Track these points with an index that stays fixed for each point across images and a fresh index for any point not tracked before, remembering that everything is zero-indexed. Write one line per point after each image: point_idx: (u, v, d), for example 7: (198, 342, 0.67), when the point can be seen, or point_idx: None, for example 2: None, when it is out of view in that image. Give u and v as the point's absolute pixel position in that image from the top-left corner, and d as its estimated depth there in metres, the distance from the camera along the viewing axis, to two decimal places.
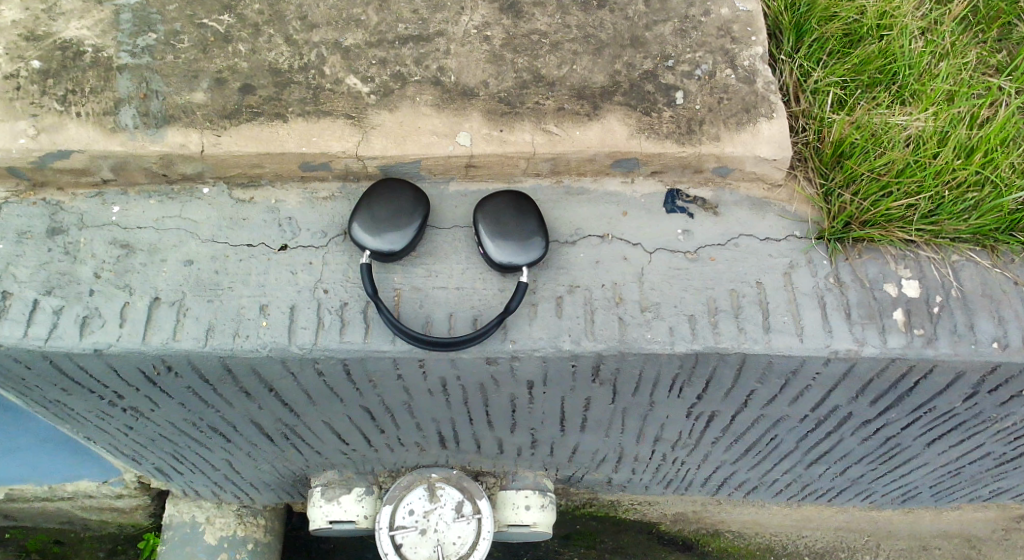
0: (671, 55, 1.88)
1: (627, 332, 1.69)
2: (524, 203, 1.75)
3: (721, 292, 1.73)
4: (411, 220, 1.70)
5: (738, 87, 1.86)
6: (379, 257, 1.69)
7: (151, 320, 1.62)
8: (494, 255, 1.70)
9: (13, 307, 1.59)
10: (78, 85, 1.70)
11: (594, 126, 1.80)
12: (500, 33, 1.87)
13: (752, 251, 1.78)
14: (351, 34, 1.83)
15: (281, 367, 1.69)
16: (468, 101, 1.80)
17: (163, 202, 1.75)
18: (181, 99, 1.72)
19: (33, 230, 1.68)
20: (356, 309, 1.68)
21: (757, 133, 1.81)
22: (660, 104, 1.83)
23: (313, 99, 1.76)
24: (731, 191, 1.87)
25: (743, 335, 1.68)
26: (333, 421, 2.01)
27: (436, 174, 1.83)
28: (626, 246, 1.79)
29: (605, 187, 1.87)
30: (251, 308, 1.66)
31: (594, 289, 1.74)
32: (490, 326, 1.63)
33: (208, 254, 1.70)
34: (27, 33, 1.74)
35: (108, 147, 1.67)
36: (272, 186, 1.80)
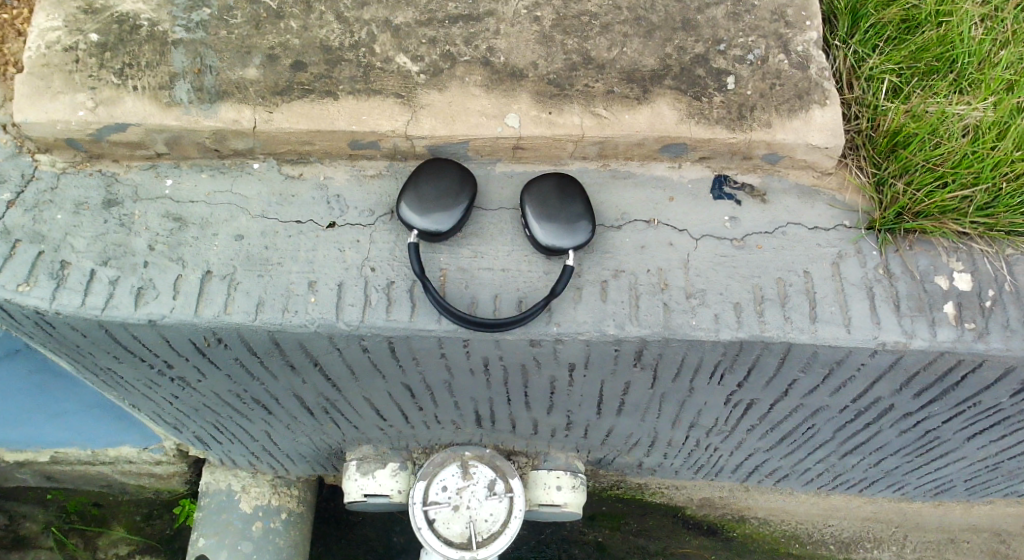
0: (723, 38, 1.85)
1: (671, 318, 1.69)
2: (570, 187, 1.75)
3: (767, 280, 1.72)
4: (458, 201, 1.71)
5: (790, 73, 1.83)
6: (426, 237, 1.70)
7: (203, 293, 1.65)
8: (540, 238, 1.70)
9: (70, 277, 1.62)
10: (134, 59, 1.72)
11: (643, 110, 1.79)
12: (551, 14, 1.86)
13: (800, 240, 1.76)
14: (401, 13, 1.82)
15: (328, 343, 1.71)
16: (517, 82, 1.80)
17: (215, 176, 1.77)
18: (235, 75, 1.73)
19: (90, 201, 1.71)
20: (402, 287, 1.69)
21: (808, 121, 1.79)
22: (711, 89, 1.81)
23: (363, 77, 1.77)
24: (779, 179, 1.85)
25: (789, 324, 1.67)
26: (373, 397, 2.04)
27: (483, 154, 1.83)
28: (672, 232, 1.78)
29: (651, 171, 1.86)
30: (299, 284, 1.68)
31: (640, 273, 1.74)
32: (536, 307, 1.63)
33: (258, 229, 1.72)
34: (85, 6, 1.75)
35: (164, 121, 1.69)
36: (321, 163, 1.81)
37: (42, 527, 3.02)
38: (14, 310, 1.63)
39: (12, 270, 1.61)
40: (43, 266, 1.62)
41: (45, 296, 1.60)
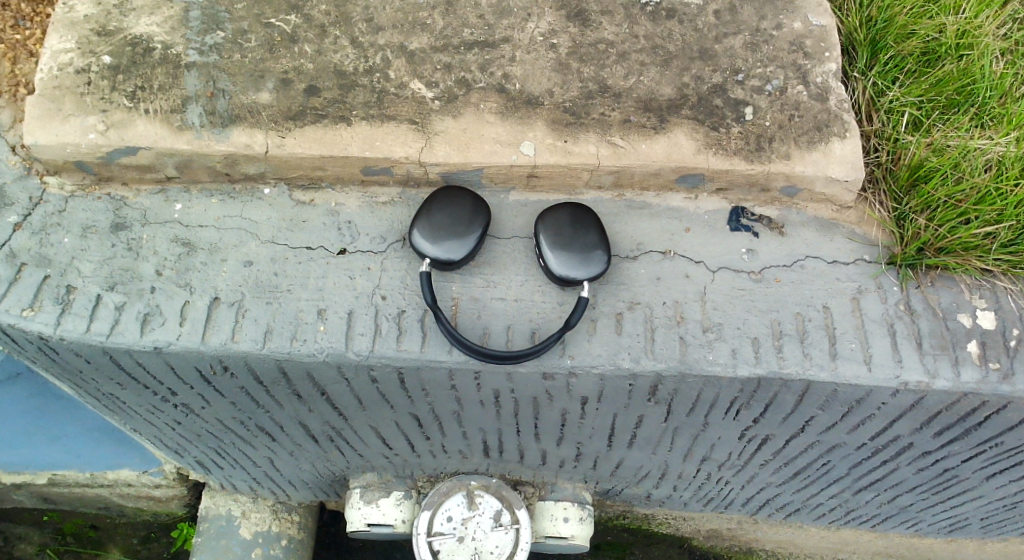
0: (741, 68, 1.83)
1: (687, 352, 1.67)
2: (585, 215, 1.73)
3: (786, 315, 1.70)
4: (472, 229, 1.68)
5: (810, 105, 1.80)
6: (438, 265, 1.68)
7: (210, 320, 1.62)
8: (555, 269, 1.67)
9: (76, 302, 1.59)
10: (146, 81, 1.69)
11: (660, 140, 1.77)
12: (567, 42, 1.84)
13: (819, 274, 1.74)
14: (416, 39, 1.80)
15: (336, 372, 1.68)
16: (533, 110, 1.78)
17: (225, 201, 1.74)
18: (248, 99, 1.71)
19: (98, 225, 1.67)
20: (413, 317, 1.67)
21: (828, 153, 1.76)
22: (729, 120, 1.79)
23: (377, 103, 1.74)
24: (798, 211, 1.82)
25: (808, 360, 1.64)
26: (380, 426, 1.99)
27: (496, 182, 1.81)
28: (688, 264, 1.76)
29: (667, 202, 1.83)
30: (308, 312, 1.66)
31: (655, 306, 1.72)
32: (550, 339, 1.60)
33: (268, 255, 1.70)
34: (98, 28, 1.73)
35: (174, 145, 1.66)
36: (332, 189, 1.78)
37: (37, 549, 2.98)
38: (16, 335, 1.59)
39: (16, 294, 1.58)
40: (48, 291, 1.59)
41: (50, 321, 1.57)
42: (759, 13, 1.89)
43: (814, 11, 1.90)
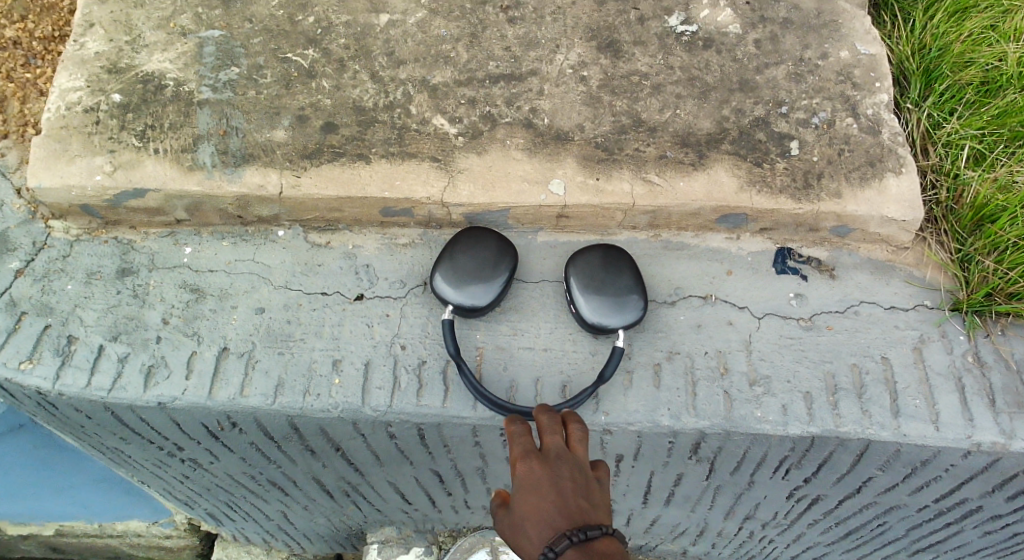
0: (785, 100, 1.72)
1: (732, 408, 1.53)
2: (619, 257, 1.61)
3: (841, 367, 1.55)
4: (498, 273, 1.57)
5: (861, 138, 1.68)
6: (461, 312, 1.56)
7: (219, 372, 1.52)
8: (587, 316, 1.55)
9: (76, 353, 1.50)
10: (157, 120, 1.61)
11: (699, 177, 1.65)
12: (598, 74, 1.74)
13: (875, 321, 1.60)
14: (439, 72, 1.71)
15: (351, 428, 1.56)
16: (563, 146, 1.67)
17: (237, 244, 1.65)
18: (262, 137, 1.62)
19: (103, 270, 1.59)
20: (435, 369, 1.55)
21: (882, 190, 1.63)
22: (773, 155, 1.67)
23: (398, 139, 1.64)
24: (849, 252, 1.68)
25: (868, 418, 1.49)
26: (399, 482, 1.86)
27: (524, 223, 1.69)
28: (731, 310, 1.63)
29: (706, 242, 1.70)
30: (323, 364, 1.54)
31: (696, 356, 1.58)
32: (582, 395, 1.48)
33: (280, 302, 1.60)
34: (109, 66, 1.66)
35: (184, 187, 1.57)
36: (350, 230, 1.68)
37: None
38: (14, 390, 1.50)
39: (15, 345, 1.49)
40: (48, 342, 1.50)
41: (49, 375, 1.47)
42: (802, 42, 1.77)
43: (862, 39, 1.78)
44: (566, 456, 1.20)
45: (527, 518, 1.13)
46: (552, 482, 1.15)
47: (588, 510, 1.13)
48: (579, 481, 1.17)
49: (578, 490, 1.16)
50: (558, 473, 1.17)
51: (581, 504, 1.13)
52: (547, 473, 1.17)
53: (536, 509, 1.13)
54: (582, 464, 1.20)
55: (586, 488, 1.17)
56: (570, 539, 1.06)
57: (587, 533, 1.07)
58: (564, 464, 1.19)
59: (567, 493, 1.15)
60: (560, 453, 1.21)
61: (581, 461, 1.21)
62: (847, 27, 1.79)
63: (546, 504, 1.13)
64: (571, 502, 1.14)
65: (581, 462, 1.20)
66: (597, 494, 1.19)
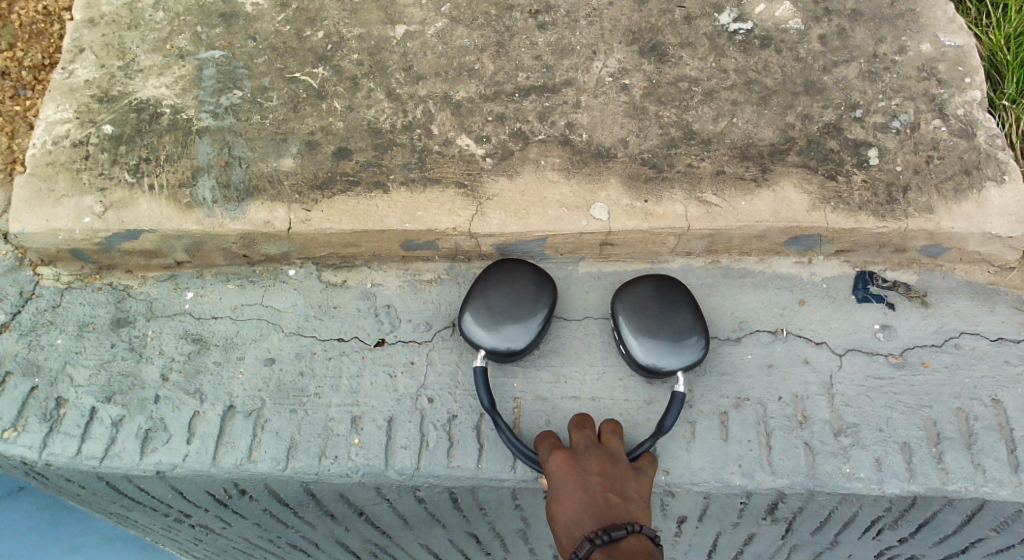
0: (859, 102, 1.50)
1: (816, 464, 1.30)
2: (675, 287, 1.39)
3: (944, 412, 1.32)
4: (537, 310, 1.37)
5: (951, 143, 1.45)
6: (496, 356, 1.37)
7: (224, 435, 1.35)
8: (639, 357, 1.34)
9: (66, 418, 1.36)
10: (152, 152, 1.46)
11: (764, 194, 1.43)
12: (641, 82, 1.53)
13: (981, 356, 1.37)
14: (462, 87, 1.52)
15: (374, 494, 1.37)
16: (605, 164, 1.47)
17: (244, 287, 1.48)
18: (267, 166, 1.45)
19: (96, 321, 1.44)
20: (467, 424, 1.36)
21: (981, 202, 1.40)
22: (849, 166, 1.44)
23: (418, 164, 1.46)
24: (943, 275, 1.45)
25: (981, 474, 1.27)
26: (431, 544, 1.65)
27: (562, 253, 1.49)
28: (807, 347, 1.41)
29: (773, 268, 1.48)
30: (341, 421, 1.36)
31: (769, 402, 1.36)
32: (638, 448, 1.26)
33: (292, 351, 1.42)
34: (100, 94, 1.51)
35: (182, 226, 1.41)
36: (368, 267, 1.50)
37: None
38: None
39: None
40: (35, 406, 1.37)
41: (35, 443, 1.34)
42: (875, 36, 1.55)
43: (944, 29, 1.55)
44: (593, 450, 1.20)
45: (557, 516, 1.12)
46: (578, 476, 1.14)
47: (617, 502, 1.11)
48: (608, 473, 1.16)
49: (607, 483, 1.14)
50: (585, 468, 1.16)
51: (609, 497, 1.11)
52: (574, 468, 1.16)
53: (565, 506, 1.11)
54: (611, 458, 1.19)
55: (615, 482, 1.15)
56: (593, 542, 1.02)
57: (611, 533, 1.02)
58: (591, 458, 1.18)
59: (595, 488, 1.12)
60: (589, 448, 1.20)
61: (612, 455, 1.20)
62: (927, 16, 1.56)
63: (574, 500, 1.11)
64: (600, 496, 1.11)
65: (611, 456, 1.19)
66: (631, 486, 1.16)
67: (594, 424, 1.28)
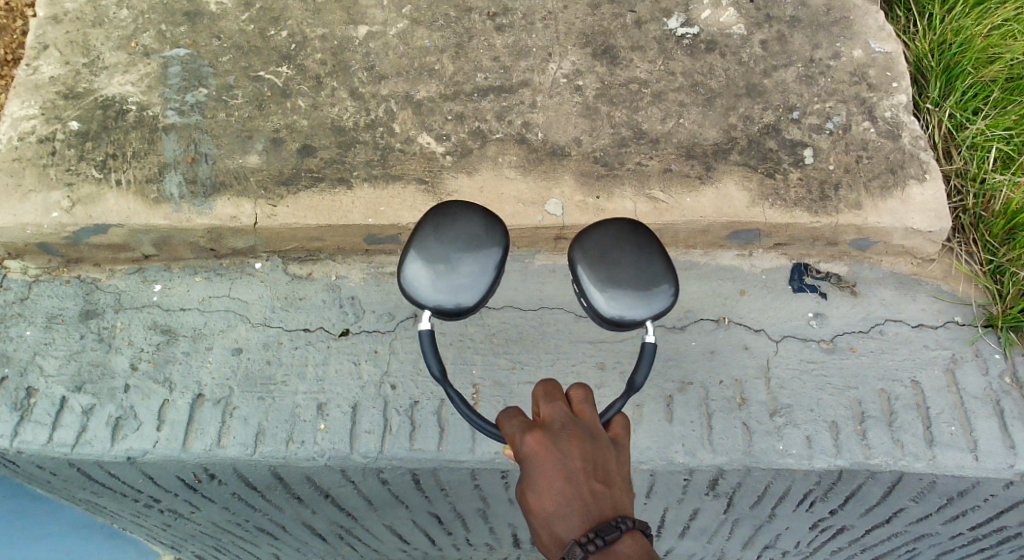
0: (796, 105, 1.60)
1: (753, 442, 1.41)
2: (647, 231, 1.14)
3: (868, 393, 1.44)
4: (483, 256, 1.08)
5: (879, 144, 1.56)
6: (442, 315, 1.09)
7: (193, 422, 1.41)
8: (606, 313, 1.07)
9: (36, 407, 1.41)
10: (119, 149, 1.49)
11: (708, 191, 1.53)
12: (594, 83, 1.61)
13: (903, 341, 1.48)
14: (423, 86, 1.58)
15: (340, 477, 1.43)
16: (559, 162, 1.55)
17: (211, 279, 1.53)
18: (233, 163, 1.50)
19: (65, 313, 1.48)
20: (429, 409, 1.43)
21: (906, 199, 1.51)
22: (786, 165, 1.55)
23: (381, 161, 1.52)
24: (872, 266, 1.56)
25: (901, 449, 1.38)
26: (395, 524, 1.72)
27: (519, 246, 1.57)
28: (746, 334, 1.51)
29: (717, 261, 1.58)
30: (307, 408, 1.42)
31: (711, 386, 1.46)
32: (607, 411, 1.01)
33: (259, 341, 1.47)
34: (65, 91, 1.53)
35: (150, 221, 1.45)
36: (333, 260, 1.55)
37: None
38: None
39: None
40: (5, 396, 1.41)
41: (6, 432, 1.38)
42: (812, 42, 1.65)
43: (875, 37, 1.66)
44: (570, 429, 0.92)
45: (533, 510, 0.88)
46: (557, 464, 0.88)
47: (605, 490, 0.87)
48: (591, 456, 0.90)
49: (590, 469, 0.88)
50: (563, 452, 0.89)
51: (595, 486, 0.87)
52: (550, 454, 0.89)
53: (543, 500, 0.87)
54: (592, 438, 0.92)
55: (600, 465, 0.90)
56: (585, 549, 0.80)
57: (605, 535, 0.81)
58: (569, 440, 0.91)
59: (578, 477, 0.87)
60: (564, 427, 0.92)
61: (592, 435, 0.92)
62: (860, 24, 1.67)
63: (554, 493, 0.86)
64: (584, 485, 0.87)
65: (591, 438, 0.92)
66: (616, 467, 0.92)
67: (562, 390, 0.98)
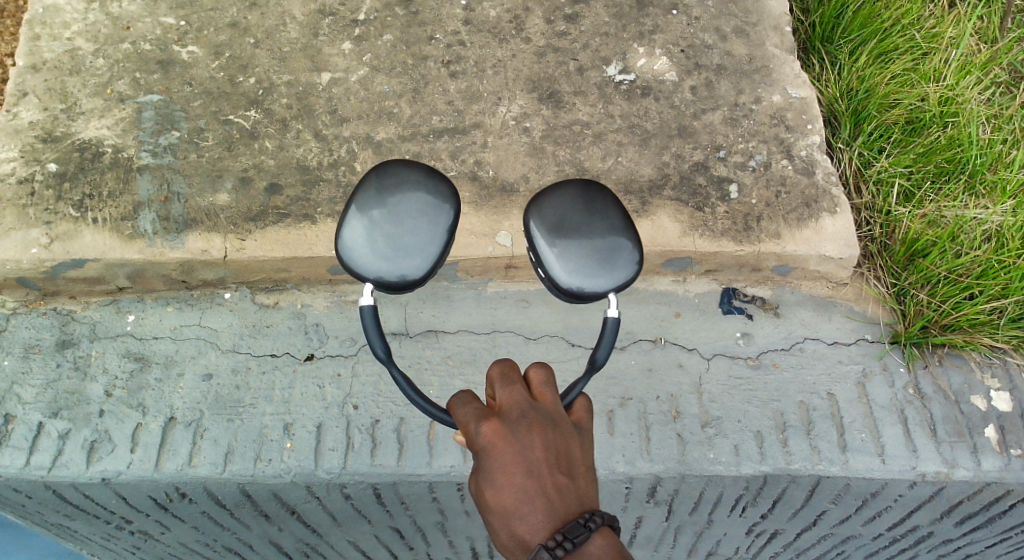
0: (722, 144, 1.76)
1: (686, 451, 1.55)
2: (599, 192, 1.14)
3: (789, 405, 1.59)
4: (430, 220, 1.10)
5: (796, 180, 1.73)
6: (387, 286, 1.09)
7: (165, 443, 1.50)
8: (561, 281, 1.08)
9: (14, 432, 1.50)
10: (95, 188, 1.60)
11: (643, 223, 1.68)
12: (540, 125, 1.76)
13: (820, 357, 1.64)
14: (382, 128, 1.72)
15: (305, 493, 1.53)
16: (508, 198, 1.68)
17: (182, 309, 1.62)
18: (204, 201, 1.61)
19: (41, 344, 1.58)
20: (388, 427, 1.54)
21: (819, 229, 1.68)
22: (713, 199, 1.70)
23: (343, 198, 1.63)
24: (792, 290, 1.72)
25: (817, 454, 1.54)
26: (358, 540, 1.81)
27: (472, 274, 1.69)
28: (681, 352, 1.65)
29: (655, 286, 1.72)
30: (274, 428, 1.52)
31: (648, 401, 1.60)
32: (570, 392, 1.01)
33: (229, 366, 1.57)
34: (43, 135, 1.64)
35: (125, 255, 1.55)
36: (298, 289, 1.66)
37: None
38: None
39: None
40: None
41: None
42: (736, 87, 1.83)
43: (792, 83, 1.85)
44: (529, 416, 0.90)
45: (493, 505, 0.86)
46: (517, 455, 0.86)
47: (568, 482, 0.86)
48: (553, 444, 0.89)
49: (553, 459, 0.87)
50: (524, 445, 0.87)
51: (558, 479, 0.86)
52: (510, 445, 0.87)
53: (504, 493, 0.85)
54: (553, 426, 0.90)
55: (562, 454, 0.89)
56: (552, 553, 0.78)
57: (573, 537, 0.79)
58: (529, 428, 0.89)
59: (540, 472, 0.85)
60: (524, 416, 0.90)
61: (552, 422, 0.91)
62: (778, 72, 1.86)
63: (516, 487, 0.84)
64: (547, 478, 0.85)
65: (552, 426, 0.90)
66: (578, 455, 0.91)
67: (520, 370, 0.95)
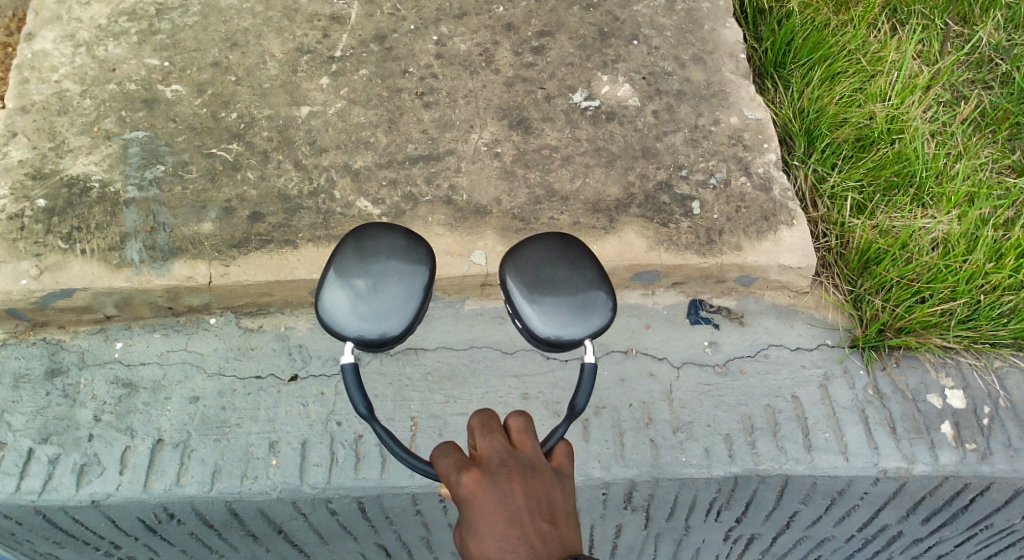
0: (684, 164, 1.86)
1: (659, 456, 1.61)
2: (573, 244, 1.20)
3: (756, 408, 1.67)
4: (407, 283, 1.15)
5: (754, 195, 1.82)
6: (367, 345, 1.14)
7: (153, 464, 1.54)
8: (540, 331, 1.13)
9: (5, 459, 1.54)
10: (83, 221, 1.66)
11: (611, 239, 1.75)
12: (511, 150, 1.85)
13: (784, 362, 1.72)
14: (360, 157, 1.80)
15: (291, 509, 1.57)
16: (482, 219, 1.76)
17: (169, 335, 1.68)
18: (189, 230, 1.67)
19: (31, 372, 1.62)
20: (371, 442, 1.59)
21: (778, 241, 1.77)
22: (677, 215, 1.79)
23: (323, 224, 1.70)
24: (756, 299, 1.80)
25: (784, 454, 1.61)
26: None
27: (450, 293, 1.77)
28: (652, 361, 1.72)
29: (625, 300, 1.79)
30: (259, 446, 1.57)
31: (622, 409, 1.66)
32: (551, 439, 1.00)
33: (214, 389, 1.62)
34: (33, 172, 1.71)
35: (112, 284, 1.61)
36: (281, 313, 1.72)
37: None
38: None
39: None
40: None
41: None
42: (696, 111, 1.93)
43: (748, 106, 1.95)
44: (510, 464, 0.88)
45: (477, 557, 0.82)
46: (498, 504, 0.83)
47: (551, 529, 0.83)
48: (534, 492, 0.86)
49: (535, 506, 0.84)
50: (504, 493, 0.84)
51: (541, 525, 0.82)
52: (490, 494, 0.84)
53: (486, 544, 0.81)
54: (533, 472, 0.88)
55: (544, 501, 0.86)
56: None
57: None
58: (509, 477, 0.86)
59: (521, 520, 0.82)
60: (504, 464, 0.88)
61: (532, 469, 0.89)
62: (735, 96, 1.97)
63: (498, 535, 0.81)
64: (529, 525, 0.82)
65: (532, 473, 0.88)
66: (560, 502, 0.88)
67: (500, 420, 0.95)
